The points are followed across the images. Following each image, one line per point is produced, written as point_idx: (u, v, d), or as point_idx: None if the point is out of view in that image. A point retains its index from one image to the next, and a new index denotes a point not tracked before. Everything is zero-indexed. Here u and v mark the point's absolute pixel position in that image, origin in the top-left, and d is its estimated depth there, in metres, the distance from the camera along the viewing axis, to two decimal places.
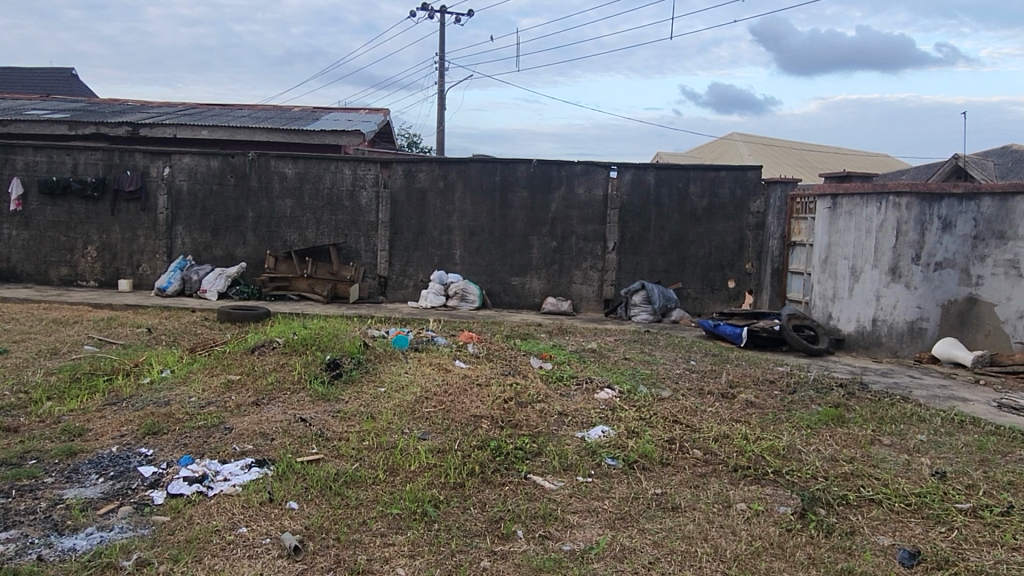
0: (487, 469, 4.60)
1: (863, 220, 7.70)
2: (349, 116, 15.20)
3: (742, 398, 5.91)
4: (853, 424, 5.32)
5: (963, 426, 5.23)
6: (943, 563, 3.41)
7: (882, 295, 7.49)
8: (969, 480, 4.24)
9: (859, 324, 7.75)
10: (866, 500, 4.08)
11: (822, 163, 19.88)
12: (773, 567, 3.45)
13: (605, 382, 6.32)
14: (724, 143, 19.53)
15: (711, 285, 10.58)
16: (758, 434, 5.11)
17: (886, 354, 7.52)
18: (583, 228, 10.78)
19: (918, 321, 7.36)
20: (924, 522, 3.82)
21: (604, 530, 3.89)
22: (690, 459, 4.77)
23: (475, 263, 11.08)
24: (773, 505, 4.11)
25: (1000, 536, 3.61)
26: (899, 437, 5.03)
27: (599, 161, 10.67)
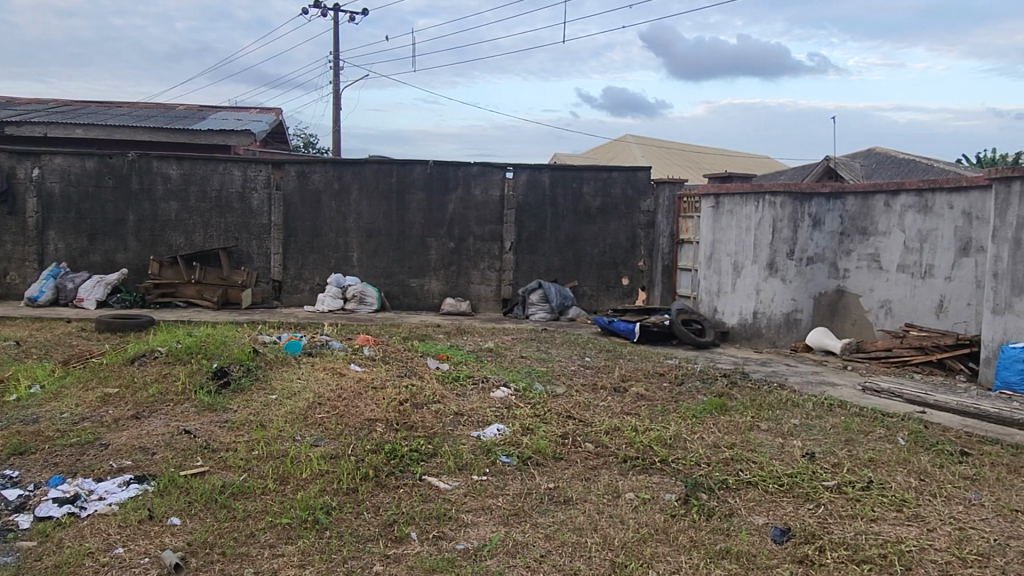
0: (381, 473, 4.55)
1: (743, 218, 8.13)
2: (239, 115, 14.67)
3: (633, 391, 6.12)
4: (735, 412, 5.61)
5: (831, 409, 5.60)
6: (810, 537, 3.64)
7: (762, 289, 7.93)
8: (835, 459, 4.55)
9: (741, 317, 8.17)
10: (744, 483, 4.31)
11: (710, 164, 20.83)
12: (657, 552, 3.59)
13: (501, 380, 6.38)
14: (617, 146, 20.06)
15: (606, 282, 10.87)
16: (647, 425, 5.30)
17: (766, 344, 7.96)
18: (480, 228, 10.85)
19: (794, 313, 7.83)
20: (794, 501, 4.07)
21: (498, 527, 3.93)
22: (582, 452, 4.89)
23: (372, 266, 10.92)
24: (659, 492, 4.28)
25: (861, 509, 3.88)
26: (775, 422, 5.35)
27: (495, 162, 10.76)
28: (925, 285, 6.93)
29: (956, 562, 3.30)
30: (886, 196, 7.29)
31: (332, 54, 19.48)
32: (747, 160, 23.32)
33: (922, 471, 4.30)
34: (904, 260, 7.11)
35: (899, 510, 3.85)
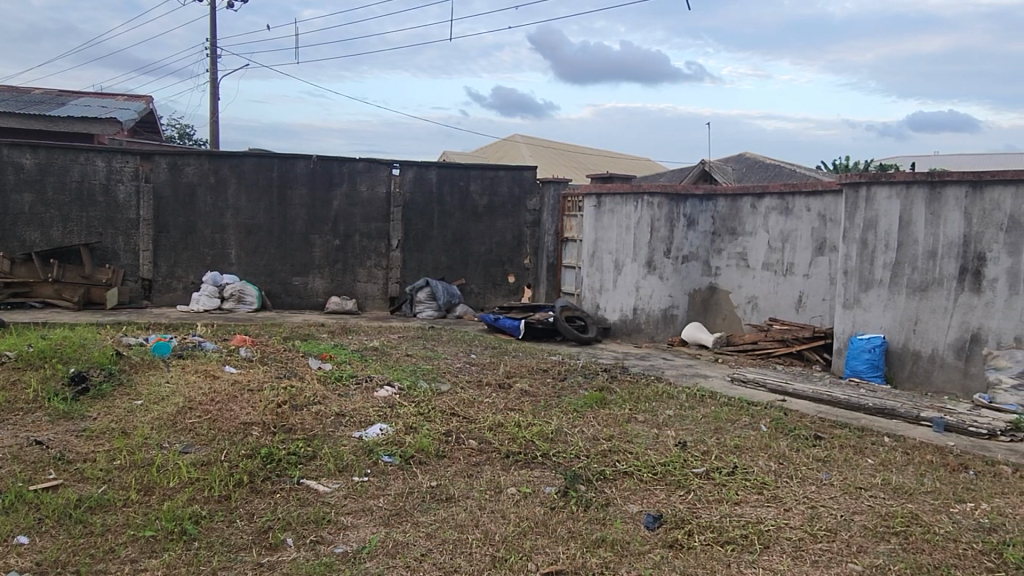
0: (256, 478, 4.37)
1: (624, 218, 8.41)
2: (104, 102, 13.68)
3: (517, 388, 6.20)
4: (614, 405, 5.80)
5: (703, 400, 5.90)
6: (680, 522, 3.81)
7: (641, 286, 8.25)
8: (704, 447, 4.79)
9: (622, 313, 8.46)
10: (620, 473, 4.46)
11: (594, 165, 21.44)
12: (536, 544, 3.65)
13: (385, 379, 6.29)
14: (506, 146, 20.21)
15: (493, 280, 10.96)
16: (530, 420, 5.39)
17: (645, 339, 8.29)
18: (366, 225, 10.65)
19: (670, 309, 8.19)
20: (667, 488, 4.26)
21: (378, 528, 3.86)
22: (466, 449, 4.90)
23: (252, 263, 10.49)
24: (540, 486, 4.36)
25: (726, 493, 4.11)
26: (652, 413, 5.57)
27: (381, 158, 10.59)
28: (787, 282, 7.42)
29: (808, 538, 3.55)
30: (752, 198, 7.74)
31: (208, 40, 18.54)
32: (630, 163, 24.15)
33: (782, 456, 4.60)
34: (768, 259, 7.58)
35: (760, 492, 4.11)
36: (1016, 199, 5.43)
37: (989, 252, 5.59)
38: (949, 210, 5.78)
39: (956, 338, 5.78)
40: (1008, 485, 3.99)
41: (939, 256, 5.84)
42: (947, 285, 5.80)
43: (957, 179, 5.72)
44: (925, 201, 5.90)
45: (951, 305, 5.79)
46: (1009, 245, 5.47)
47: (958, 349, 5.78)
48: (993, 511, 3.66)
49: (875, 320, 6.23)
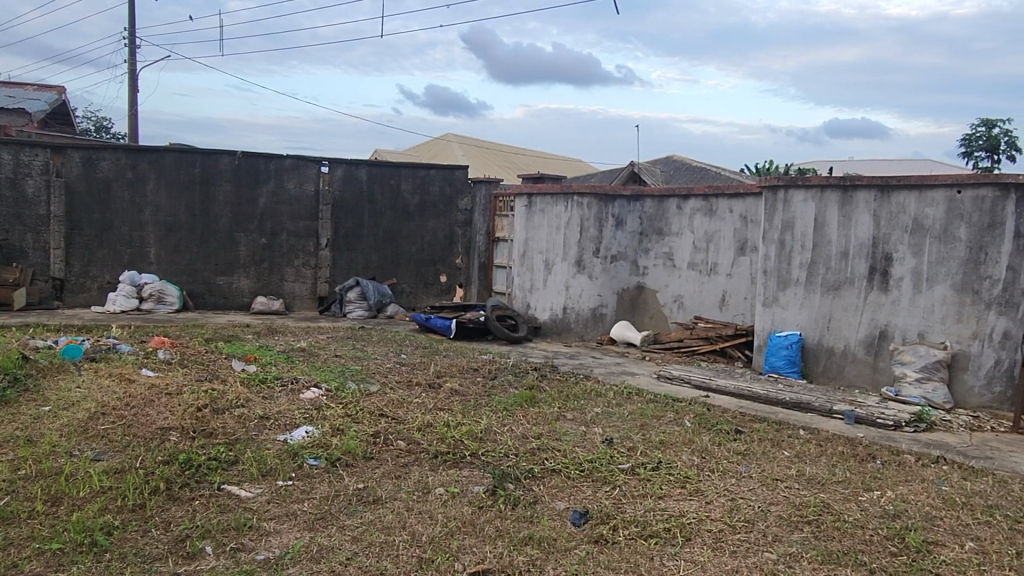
0: (173, 485, 4.21)
1: (554, 218, 8.48)
2: (11, 91, 12.93)
3: (448, 387, 6.18)
4: (543, 403, 5.84)
5: (630, 397, 6.01)
6: (606, 517, 3.87)
7: (571, 285, 8.35)
8: (630, 443, 4.88)
9: (552, 312, 8.53)
10: (548, 471, 4.50)
11: (527, 166, 21.56)
12: (464, 544, 3.65)
13: (311, 381, 6.16)
14: (438, 144, 20.08)
15: (424, 279, 10.89)
16: (460, 420, 5.38)
17: (575, 338, 8.40)
18: (294, 223, 10.41)
19: (599, 308, 8.32)
20: (593, 484, 4.32)
21: (302, 533, 3.78)
22: (394, 450, 4.85)
23: (173, 262, 10.10)
24: (468, 485, 4.35)
25: (650, 488, 4.20)
26: (580, 411, 5.64)
27: (309, 155, 10.37)
28: (710, 281, 7.64)
29: (727, 529, 3.66)
30: (678, 200, 7.92)
31: (126, 30, 17.76)
32: (562, 163, 24.38)
33: (704, 450, 4.73)
34: (693, 259, 7.79)
35: (683, 486, 4.21)
36: (920, 202, 5.73)
37: (895, 252, 5.87)
38: (859, 213, 6.05)
39: (866, 334, 6.06)
40: (912, 473, 4.22)
41: (850, 257, 6.11)
42: (858, 284, 6.07)
43: (867, 184, 6.00)
44: (838, 203, 6.17)
45: (861, 303, 6.06)
46: (913, 246, 5.77)
47: (868, 345, 6.06)
48: (898, 498, 3.86)
49: (792, 317, 6.48)
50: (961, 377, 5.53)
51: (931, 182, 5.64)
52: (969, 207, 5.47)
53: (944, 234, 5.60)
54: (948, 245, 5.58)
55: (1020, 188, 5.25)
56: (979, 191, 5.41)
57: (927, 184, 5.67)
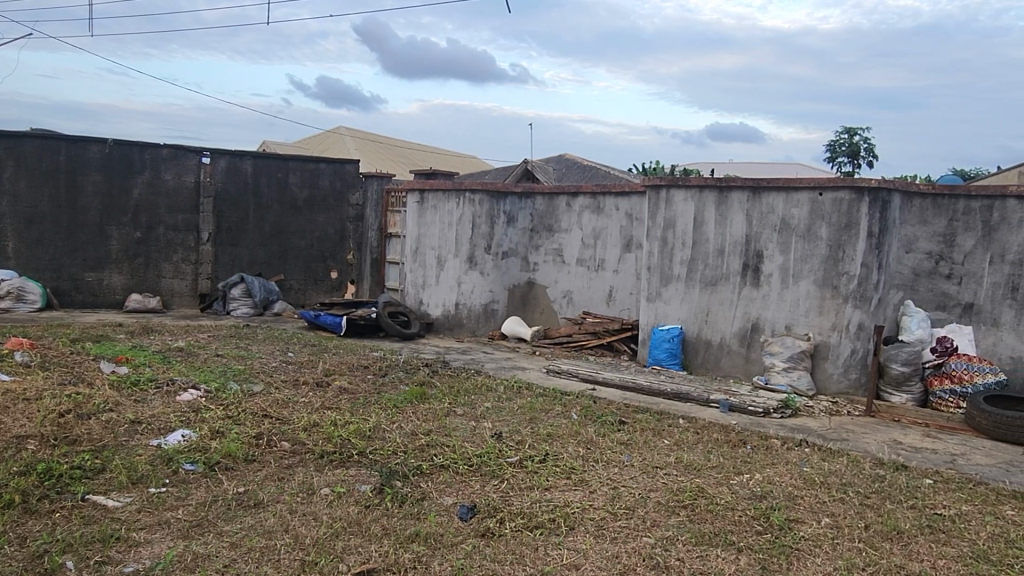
0: (30, 498, 3.89)
1: (446, 214, 8.47)
2: None
3: (336, 386, 6.04)
4: (433, 399, 5.83)
5: (519, 391, 6.09)
6: (492, 511, 3.90)
7: (463, 281, 8.37)
8: (518, 437, 4.95)
9: (444, 309, 8.52)
10: (437, 467, 4.49)
11: (422, 161, 21.41)
12: (349, 544, 3.58)
13: (189, 382, 5.86)
14: (330, 137, 19.58)
15: (314, 276, 10.61)
16: (348, 418, 5.27)
17: (467, 334, 8.43)
18: (172, 217, 9.86)
19: (491, 304, 8.39)
20: (482, 478, 4.35)
21: (175, 542, 3.59)
22: (277, 452, 4.70)
23: (34, 258, 9.34)
24: (354, 485, 4.28)
25: (537, 480, 4.27)
26: (470, 406, 5.67)
27: (189, 145, 9.86)
28: (598, 277, 7.86)
29: (609, 517, 3.78)
30: (567, 197, 8.09)
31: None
32: (458, 160, 24.37)
33: (589, 441, 4.86)
34: (582, 255, 7.98)
35: (568, 477, 4.31)
36: (787, 203, 6.12)
37: (765, 250, 6.25)
38: (733, 212, 6.40)
39: (739, 327, 6.41)
40: (777, 456, 4.50)
41: (726, 254, 6.45)
42: (733, 280, 6.42)
43: (740, 185, 6.34)
44: (714, 203, 6.49)
45: (736, 298, 6.42)
46: (781, 244, 6.15)
47: (742, 337, 6.42)
48: (765, 480, 4.12)
49: (674, 312, 6.77)
50: (822, 366, 5.95)
51: (797, 184, 6.04)
52: (830, 208, 5.89)
53: (808, 233, 6.00)
54: (812, 244, 5.99)
55: (873, 191, 5.70)
56: (838, 194, 5.84)
57: (793, 187, 6.06)
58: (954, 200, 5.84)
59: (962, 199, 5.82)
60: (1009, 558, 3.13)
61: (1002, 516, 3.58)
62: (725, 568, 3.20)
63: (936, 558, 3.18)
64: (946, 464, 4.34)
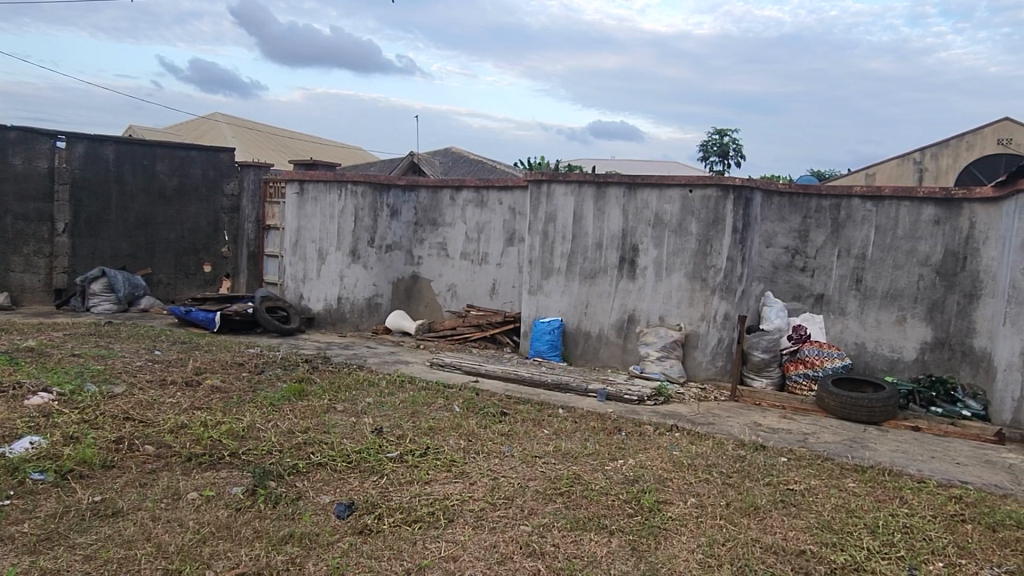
0: None
1: (327, 206, 8.24)
2: None
3: (207, 385, 5.75)
4: (312, 396, 5.67)
5: (402, 385, 6.04)
6: (371, 507, 3.84)
7: (345, 275, 8.18)
8: (400, 431, 4.91)
9: (325, 303, 8.30)
10: (314, 465, 4.38)
11: (305, 152, 20.74)
12: (218, 549, 3.41)
13: (39, 385, 5.40)
14: (204, 124, 18.57)
15: (185, 269, 10.07)
16: (219, 418, 5.04)
17: (349, 329, 8.25)
18: (22, 206, 8.99)
19: (374, 298, 8.26)
20: (361, 475, 4.28)
21: (19, 558, 3.29)
22: (139, 456, 4.42)
23: None
24: (225, 487, 4.09)
25: (418, 474, 4.25)
26: (351, 402, 5.56)
27: (40, 128, 9.02)
28: (481, 271, 7.91)
29: (488, 507, 3.82)
30: (450, 191, 8.07)
31: None
32: (341, 151, 23.78)
33: (470, 434, 4.89)
34: (465, 249, 8.00)
35: (449, 470, 4.32)
36: (660, 199, 6.38)
37: (640, 244, 6.49)
38: (610, 208, 6.61)
39: (616, 318, 6.64)
40: (649, 441, 4.70)
41: (604, 248, 6.66)
42: (610, 273, 6.64)
43: (617, 181, 6.56)
44: (593, 198, 6.68)
45: (613, 290, 6.64)
46: (655, 239, 6.41)
47: (619, 328, 6.64)
48: (637, 465, 4.29)
49: (555, 304, 6.92)
50: (692, 354, 6.25)
51: (669, 181, 6.31)
52: (698, 205, 6.19)
53: (679, 229, 6.29)
54: (682, 238, 6.28)
55: (737, 189, 6.06)
56: (706, 191, 6.15)
57: (665, 184, 6.33)
58: (807, 199, 6.31)
59: (815, 197, 6.28)
60: (849, 526, 3.42)
61: (844, 488, 3.90)
62: (598, 551, 3.31)
63: (787, 530, 3.42)
64: (799, 443, 4.69)
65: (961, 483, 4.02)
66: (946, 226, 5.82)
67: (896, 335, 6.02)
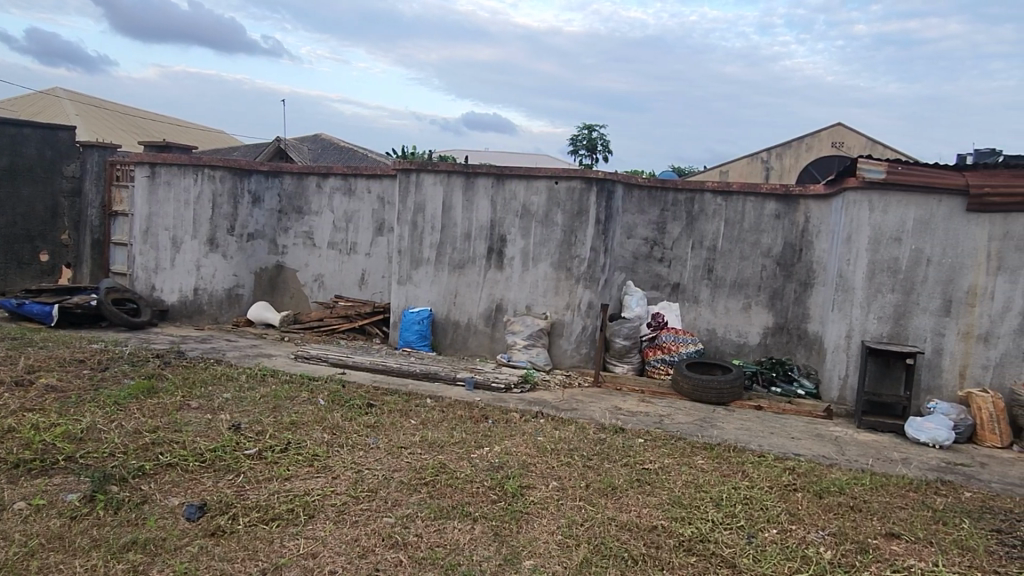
0: None
1: (181, 191, 7.74)
2: None
3: (41, 384, 5.25)
4: (163, 393, 5.32)
5: (263, 379, 5.80)
6: (225, 508, 3.66)
7: (202, 265, 7.74)
8: (259, 427, 4.70)
9: (180, 294, 7.81)
10: (163, 466, 4.11)
11: (160, 134, 19.41)
12: (49, 562, 3.12)
13: None
14: (40, 99, 16.93)
15: (18, 258, 9.13)
16: (54, 420, 4.62)
17: (207, 321, 7.82)
18: None
19: (234, 289, 7.87)
20: (215, 474, 4.06)
21: None
22: None
23: None
24: (59, 494, 3.75)
25: (277, 471, 4.09)
26: (206, 398, 5.26)
27: None
28: (349, 260, 7.74)
29: (351, 501, 3.74)
30: (317, 178, 7.80)
31: None
32: (201, 134, 22.40)
33: (334, 426, 4.76)
34: (333, 238, 7.78)
35: (311, 465, 4.19)
36: (527, 190, 6.48)
37: (508, 234, 6.57)
38: (479, 198, 6.63)
39: (485, 308, 6.69)
40: (515, 428, 4.77)
41: (472, 238, 6.68)
42: (479, 263, 6.68)
43: (485, 171, 6.59)
44: (462, 188, 6.67)
45: (481, 280, 6.68)
46: (522, 229, 6.51)
47: (488, 317, 6.70)
48: (502, 452, 4.34)
49: (424, 294, 6.88)
50: (558, 342, 6.42)
51: (535, 173, 6.41)
52: (564, 196, 6.35)
53: (545, 220, 6.42)
54: (548, 229, 6.42)
55: (600, 182, 6.26)
56: (571, 183, 6.32)
57: (532, 176, 6.43)
58: (665, 193, 6.62)
59: (672, 191, 6.60)
60: (697, 500, 3.63)
61: (694, 465, 4.14)
62: (461, 538, 3.32)
63: (641, 507, 3.59)
64: (655, 425, 4.92)
65: (795, 455, 4.38)
66: (785, 221, 6.30)
67: (742, 321, 6.45)
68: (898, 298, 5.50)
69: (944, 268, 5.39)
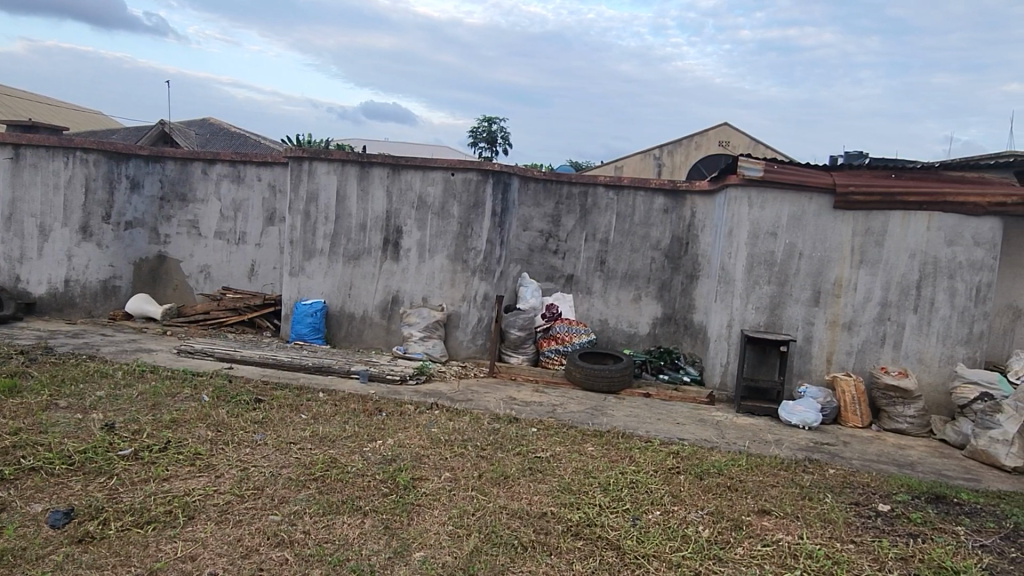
0: None
1: (50, 175, 7.17)
2: None
3: None
4: (27, 392, 4.92)
5: (142, 375, 5.48)
6: (94, 512, 3.43)
7: (74, 255, 7.22)
8: (135, 426, 4.44)
9: (49, 286, 7.26)
10: (24, 471, 3.81)
11: (25, 113, 17.93)
12: None
13: None
14: None
15: None
16: None
17: (80, 315, 7.32)
18: None
19: (111, 280, 7.40)
20: (84, 478, 3.80)
21: None
22: None
23: None
24: None
25: (154, 471, 3.88)
26: (77, 397, 4.91)
27: None
28: (238, 250, 7.44)
29: (234, 500, 3.60)
30: (202, 163, 7.43)
31: None
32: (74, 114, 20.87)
33: (219, 423, 4.57)
34: (220, 227, 7.46)
35: (192, 464, 3.99)
36: (423, 181, 6.42)
37: (404, 225, 6.49)
38: (374, 188, 6.51)
39: (380, 300, 6.59)
40: (408, 420, 4.73)
41: (367, 229, 6.56)
42: (374, 254, 6.57)
43: (380, 161, 6.47)
44: (356, 177, 6.53)
45: (377, 271, 6.57)
46: (418, 221, 6.45)
47: (383, 309, 6.61)
48: (394, 444, 4.30)
49: (317, 286, 6.70)
50: (454, 334, 6.42)
51: (431, 164, 6.36)
52: (460, 188, 6.34)
53: (441, 211, 6.39)
54: (444, 221, 6.39)
55: (496, 175, 6.30)
56: (468, 175, 6.31)
57: (428, 166, 6.37)
58: (560, 186, 6.72)
59: (566, 185, 6.72)
60: (585, 486, 3.72)
61: (583, 452, 4.24)
62: (350, 533, 3.26)
63: (531, 494, 3.64)
64: (548, 414, 5.01)
65: (679, 440, 4.57)
66: (673, 215, 6.54)
67: (632, 312, 6.66)
68: (774, 289, 5.83)
69: (814, 261, 5.75)
